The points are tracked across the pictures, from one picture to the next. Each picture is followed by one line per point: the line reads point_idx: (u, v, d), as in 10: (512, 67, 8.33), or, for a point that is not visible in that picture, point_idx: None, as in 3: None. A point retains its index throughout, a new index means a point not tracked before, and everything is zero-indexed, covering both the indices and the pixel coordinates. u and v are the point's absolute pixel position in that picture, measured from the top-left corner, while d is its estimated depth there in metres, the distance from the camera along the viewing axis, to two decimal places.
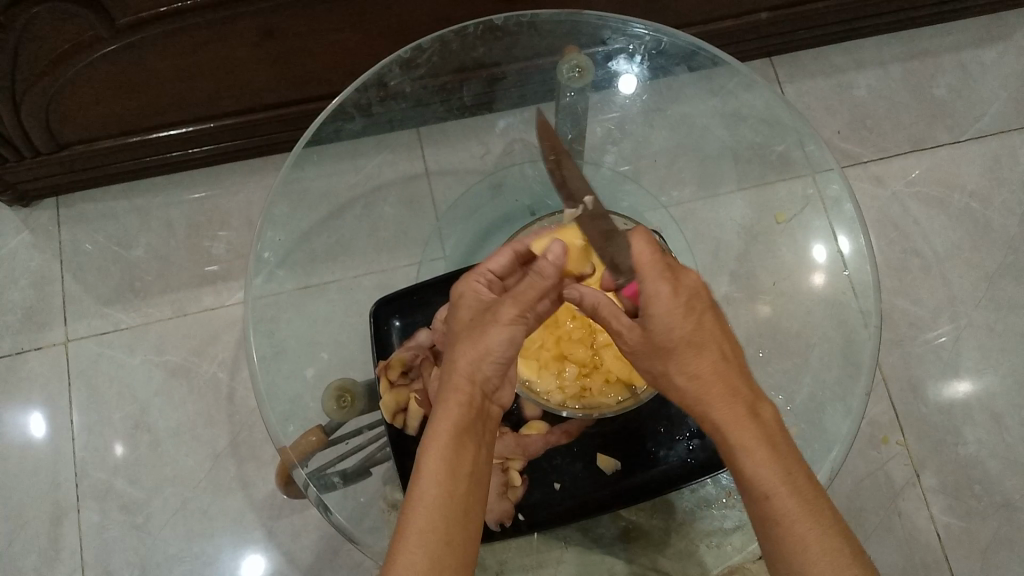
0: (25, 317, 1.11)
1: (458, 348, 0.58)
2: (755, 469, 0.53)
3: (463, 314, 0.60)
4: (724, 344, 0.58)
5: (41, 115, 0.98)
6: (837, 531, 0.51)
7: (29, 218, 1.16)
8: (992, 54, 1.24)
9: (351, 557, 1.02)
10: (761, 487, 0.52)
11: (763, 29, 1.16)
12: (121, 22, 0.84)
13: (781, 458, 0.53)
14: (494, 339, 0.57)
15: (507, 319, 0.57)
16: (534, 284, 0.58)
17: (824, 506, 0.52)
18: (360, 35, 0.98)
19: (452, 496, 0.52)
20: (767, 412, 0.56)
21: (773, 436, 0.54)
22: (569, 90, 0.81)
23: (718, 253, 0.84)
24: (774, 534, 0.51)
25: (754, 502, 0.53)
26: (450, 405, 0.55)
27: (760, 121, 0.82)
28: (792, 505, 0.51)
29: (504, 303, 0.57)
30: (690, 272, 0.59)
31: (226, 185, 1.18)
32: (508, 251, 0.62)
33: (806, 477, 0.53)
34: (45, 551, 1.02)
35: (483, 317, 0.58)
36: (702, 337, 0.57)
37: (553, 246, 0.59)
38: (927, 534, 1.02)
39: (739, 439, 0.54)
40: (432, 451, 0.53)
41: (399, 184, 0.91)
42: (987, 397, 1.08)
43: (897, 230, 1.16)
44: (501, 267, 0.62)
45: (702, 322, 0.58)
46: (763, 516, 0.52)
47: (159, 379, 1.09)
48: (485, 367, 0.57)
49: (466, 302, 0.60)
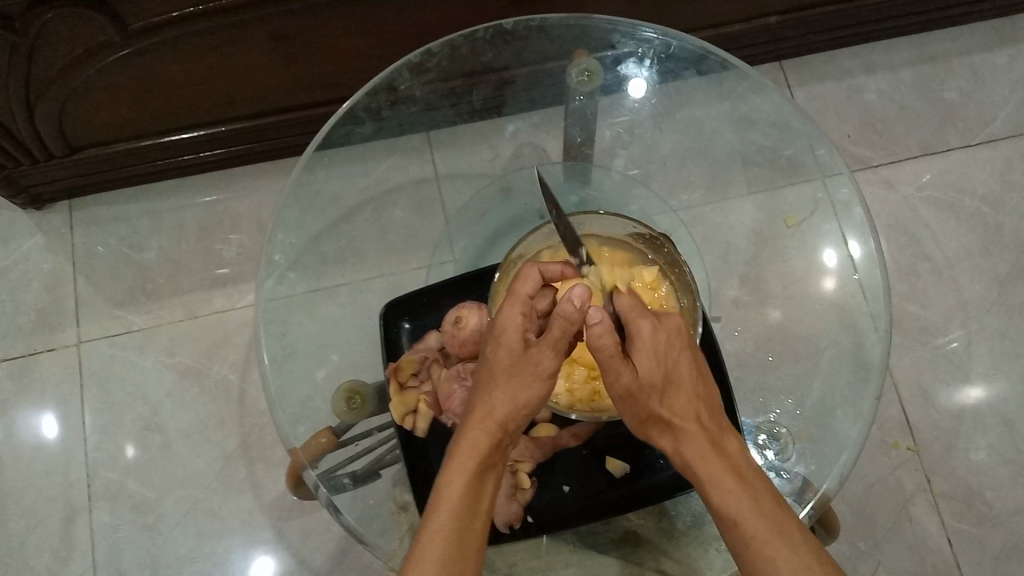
0: (38, 318, 1.12)
1: (494, 389, 0.56)
2: (722, 497, 0.53)
3: (503, 354, 0.56)
4: (697, 382, 0.57)
5: (54, 119, 0.99)
6: (809, 548, 0.52)
7: (42, 221, 1.17)
8: (1004, 59, 1.24)
9: (360, 558, 1.02)
10: (728, 515, 0.53)
11: (773, 32, 1.16)
12: (136, 27, 0.85)
13: (748, 486, 0.54)
14: (531, 391, 0.56)
15: (548, 372, 0.56)
16: (562, 328, 0.55)
17: (794, 526, 0.53)
18: (371, 40, 0.99)
19: (468, 528, 0.53)
20: (733, 444, 0.56)
21: (741, 469, 0.55)
22: (579, 93, 0.82)
23: (728, 257, 0.84)
24: (747, 558, 0.52)
25: (726, 530, 0.53)
26: (477, 443, 0.55)
27: (770, 125, 0.82)
28: (761, 527, 0.52)
29: (545, 354, 0.56)
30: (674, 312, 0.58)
31: (237, 188, 1.19)
32: (535, 273, 0.58)
33: (776, 503, 0.54)
34: (58, 551, 1.03)
35: (523, 363, 0.56)
36: (679, 377, 0.56)
37: (576, 287, 0.54)
38: (938, 539, 1.02)
39: (705, 472, 0.54)
40: (457, 484, 0.54)
41: (410, 188, 0.92)
42: (998, 401, 1.07)
43: (907, 234, 1.15)
44: (534, 290, 0.58)
45: (678, 364, 0.56)
46: (738, 544, 0.53)
47: (171, 380, 1.10)
48: (517, 418, 0.57)
49: (506, 337, 0.56)
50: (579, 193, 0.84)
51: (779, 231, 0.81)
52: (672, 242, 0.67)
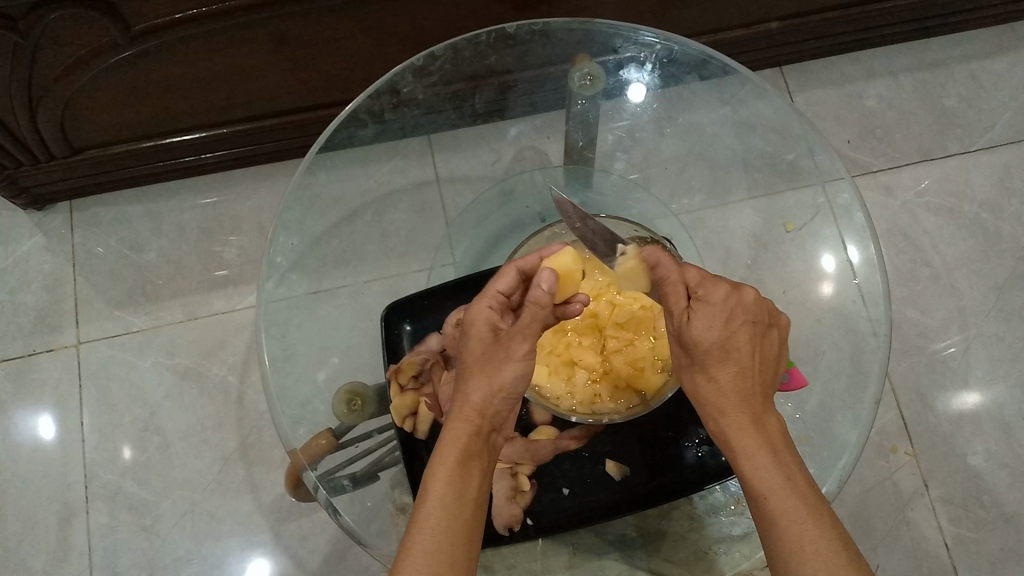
0: (37, 319, 1.12)
1: (470, 378, 0.58)
2: (755, 468, 0.54)
3: (474, 345, 0.59)
4: (750, 359, 0.59)
5: (55, 119, 0.99)
6: (838, 535, 0.51)
7: (42, 221, 1.17)
8: (1002, 66, 1.24)
9: (358, 561, 1.02)
10: (757, 487, 0.54)
11: (774, 38, 1.17)
12: (139, 28, 0.85)
13: (781, 464, 0.55)
14: (505, 373, 0.57)
15: (520, 354, 0.57)
16: (533, 313, 0.57)
17: (823, 510, 0.53)
18: (374, 43, 0.99)
19: (456, 517, 0.52)
20: (773, 423, 0.58)
21: (777, 446, 0.56)
22: (580, 97, 0.81)
23: (728, 261, 0.86)
24: (772, 531, 0.52)
25: (756, 501, 0.54)
26: (458, 433, 0.56)
27: (771, 129, 0.82)
28: (789, 504, 0.52)
29: (514, 339, 0.57)
30: (749, 290, 0.59)
31: (238, 190, 1.19)
32: (513, 269, 0.60)
33: (809, 485, 0.54)
34: (54, 552, 1.02)
35: (495, 350, 0.58)
36: (734, 349, 0.58)
37: (545, 274, 0.58)
38: (937, 545, 1.02)
39: (740, 444, 0.56)
40: (440, 475, 0.54)
41: (411, 191, 0.91)
42: (997, 407, 1.07)
43: (906, 240, 1.16)
44: (509, 288, 0.61)
45: (736, 336, 0.59)
46: (763, 518, 0.53)
47: (170, 381, 1.10)
48: (495, 403, 0.57)
49: (476, 329, 0.59)
50: (580, 196, 0.85)
51: (778, 236, 0.81)
52: (670, 245, 0.69)
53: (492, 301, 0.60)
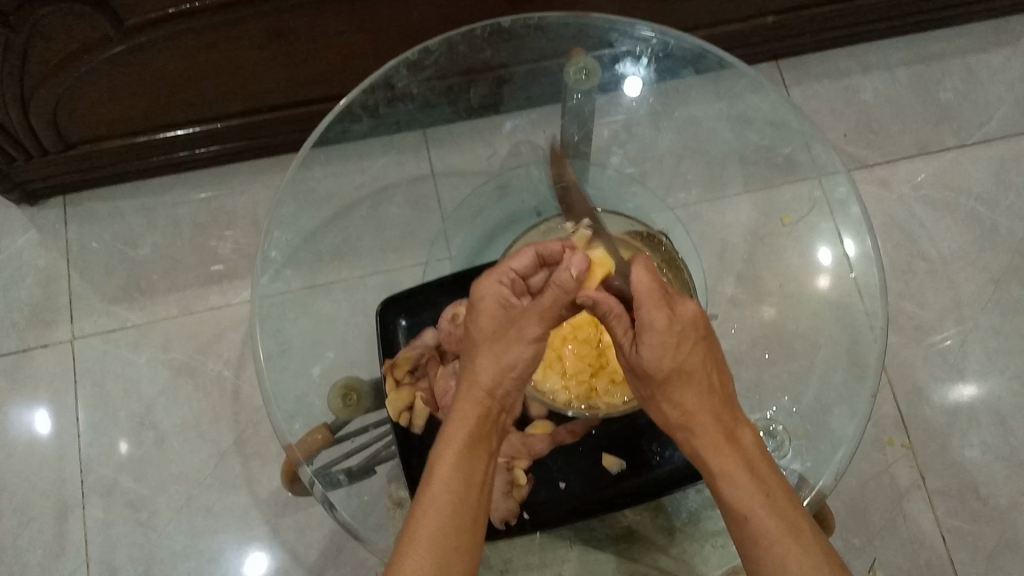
0: (32, 314, 1.12)
1: (478, 358, 0.57)
2: (733, 495, 0.52)
3: (485, 323, 0.58)
4: (712, 374, 0.56)
5: (48, 114, 0.98)
6: (820, 550, 0.51)
7: (36, 216, 1.16)
8: (998, 59, 1.24)
9: (355, 555, 1.02)
10: (738, 511, 0.52)
11: (770, 31, 1.16)
12: (132, 22, 0.85)
13: (762, 482, 0.53)
14: (515, 354, 0.56)
15: (532, 337, 0.56)
16: (554, 296, 0.56)
17: (804, 526, 0.52)
18: (368, 36, 0.99)
19: (462, 500, 0.52)
20: (747, 437, 0.56)
21: (755, 462, 0.54)
22: (577, 91, 0.81)
23: (724, 254, 0.83)
24: (755, 557, 0.51)
25: (736, 526, 0.53)
26: (465, 414, 0.55)
27: (767, 123, 0.82)
28: (772, 526, 0.51)
29: (529, 321, 0.57)
30: (688, 301, 0.56)
31: (233, 184, 1.19)
32: (530, 251, 0.61)
33: (788, 498, 0.53)
34: (51, 548, 1.02)
35: (506, 329, 0.57)
36: (692, 371, 0.55)
37: (576, 263, 0.58)
38: (933, 537, 1.02)
39: (717, 466, 0.54)
40: (447, 456, 0.53)
41: (406, 185, 0.95)
42: (993, 400, 1.07)
43: (902, 233, 1.16)
44: (523, 267, 0.61)
45: (689, 358, 0.55)
46: (745, 540, 0.52)
47: (165, 377, 1.09)
48: (505, 382, 0.57)
49: (487, 305, 0.58)
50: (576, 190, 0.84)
51: (774, 230, 0.81)
52: (666, 238, 0.71)
53: (504, 278, 0.59)
